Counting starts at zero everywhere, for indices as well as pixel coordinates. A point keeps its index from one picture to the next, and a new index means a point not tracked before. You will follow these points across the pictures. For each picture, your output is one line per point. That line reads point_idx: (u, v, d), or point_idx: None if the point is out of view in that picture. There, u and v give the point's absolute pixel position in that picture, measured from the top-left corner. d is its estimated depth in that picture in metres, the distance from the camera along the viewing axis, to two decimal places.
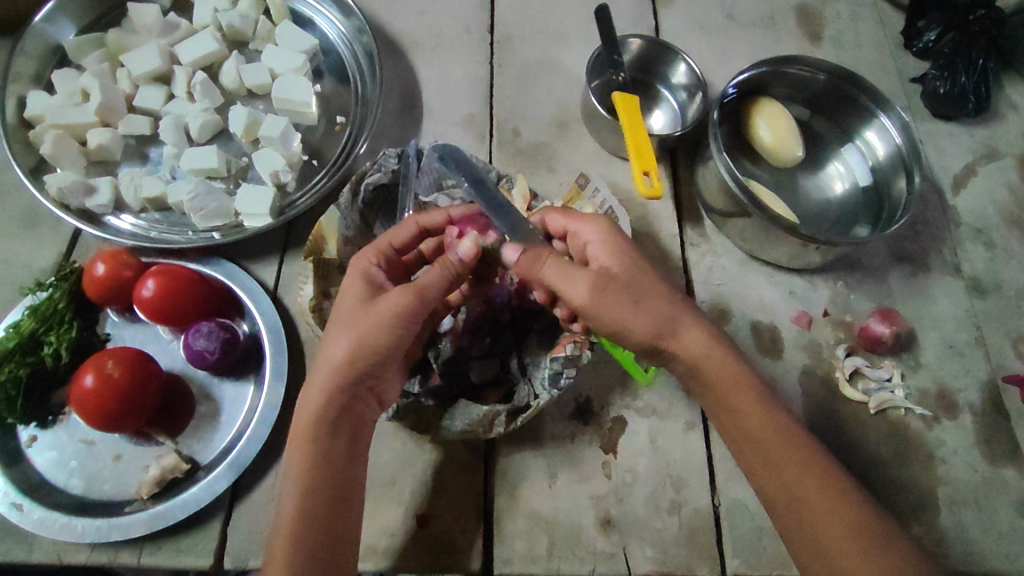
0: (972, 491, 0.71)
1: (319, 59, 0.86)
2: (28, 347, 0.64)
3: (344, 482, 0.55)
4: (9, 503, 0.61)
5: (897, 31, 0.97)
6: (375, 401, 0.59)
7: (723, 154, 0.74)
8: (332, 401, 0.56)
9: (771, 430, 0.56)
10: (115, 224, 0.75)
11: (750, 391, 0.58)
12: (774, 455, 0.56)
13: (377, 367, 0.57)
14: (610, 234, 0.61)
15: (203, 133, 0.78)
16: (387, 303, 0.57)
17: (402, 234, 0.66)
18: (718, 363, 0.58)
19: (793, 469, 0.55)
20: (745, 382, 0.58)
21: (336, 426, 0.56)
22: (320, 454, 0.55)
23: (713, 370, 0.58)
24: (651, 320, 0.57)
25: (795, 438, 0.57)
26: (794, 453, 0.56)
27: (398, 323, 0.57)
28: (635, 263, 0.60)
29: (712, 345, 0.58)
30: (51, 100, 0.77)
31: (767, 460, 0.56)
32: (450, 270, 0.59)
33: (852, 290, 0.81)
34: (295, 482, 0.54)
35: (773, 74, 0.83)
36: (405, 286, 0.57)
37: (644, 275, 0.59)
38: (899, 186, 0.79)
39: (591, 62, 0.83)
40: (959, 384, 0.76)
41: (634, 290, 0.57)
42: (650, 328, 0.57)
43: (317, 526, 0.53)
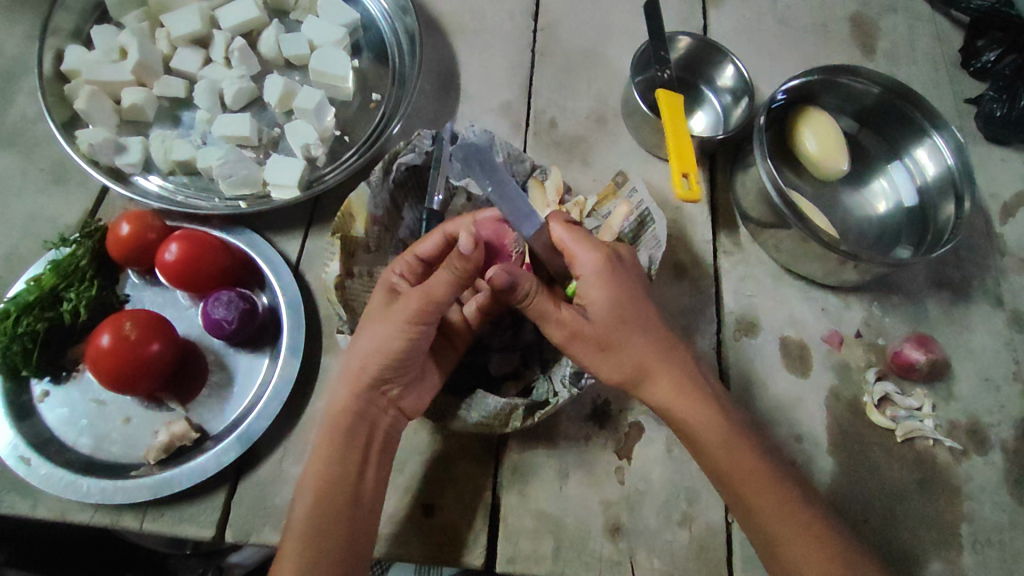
0: (999, 532, 0.68)
1: (359, 35, 0.84)
2: (47, 302, 0.63)
3: (356, 488, 0.56)
4: (18, 456, 0.61)
5: (956, 49, 0.93)
6: (395, 409, 0.59)
7: (767, 161, 0.71)
8: (345, 410, 0.57)
9: (722, 449, 0.57)
10: (143, 185, 0.74)
11: (705, 412, 0.57)
12: (723, 473, 0.57)
13: (390, 375, 0.58)
14: (596, 272, 0.57)
15: (238, 100, 0.77)
16: (397, 310, 0.57)
17: (428, 245, 0.62)
18: (686, 406, 0.57)
19: (781, 514, 0.56)
20: (694, 401, 0.58)
21: (350, 435, 0.57)
22: (335, 461, 0.56)
23: (680, 412, 0.58)
24: (617, 368, 0.57)
25: (744, 448, 0.57)
26: (745, 472, 0.57)
27: (408, 332, 0.56)
28: (612, 305, 0.57)
29: (683, 389, 0.58)
30: (88, 56, 0.76)
31: (717, 477, 0.58)
32: (456, 271, 0.56)
33: (887, 312, 0.78)
34: (307, 490, 0.55)
35: (824, 83, 0.80)
36: (415, 292, 0.57)
37: (618, 318, 0.57)
38: (947, 209, 0.75)
39: (636, 57, 0.81)
40: (993, 419, 0.73)
41: (601, 335, 0.57)
42: (616, 376, 0.57)
43: (327, 533, 0.53)
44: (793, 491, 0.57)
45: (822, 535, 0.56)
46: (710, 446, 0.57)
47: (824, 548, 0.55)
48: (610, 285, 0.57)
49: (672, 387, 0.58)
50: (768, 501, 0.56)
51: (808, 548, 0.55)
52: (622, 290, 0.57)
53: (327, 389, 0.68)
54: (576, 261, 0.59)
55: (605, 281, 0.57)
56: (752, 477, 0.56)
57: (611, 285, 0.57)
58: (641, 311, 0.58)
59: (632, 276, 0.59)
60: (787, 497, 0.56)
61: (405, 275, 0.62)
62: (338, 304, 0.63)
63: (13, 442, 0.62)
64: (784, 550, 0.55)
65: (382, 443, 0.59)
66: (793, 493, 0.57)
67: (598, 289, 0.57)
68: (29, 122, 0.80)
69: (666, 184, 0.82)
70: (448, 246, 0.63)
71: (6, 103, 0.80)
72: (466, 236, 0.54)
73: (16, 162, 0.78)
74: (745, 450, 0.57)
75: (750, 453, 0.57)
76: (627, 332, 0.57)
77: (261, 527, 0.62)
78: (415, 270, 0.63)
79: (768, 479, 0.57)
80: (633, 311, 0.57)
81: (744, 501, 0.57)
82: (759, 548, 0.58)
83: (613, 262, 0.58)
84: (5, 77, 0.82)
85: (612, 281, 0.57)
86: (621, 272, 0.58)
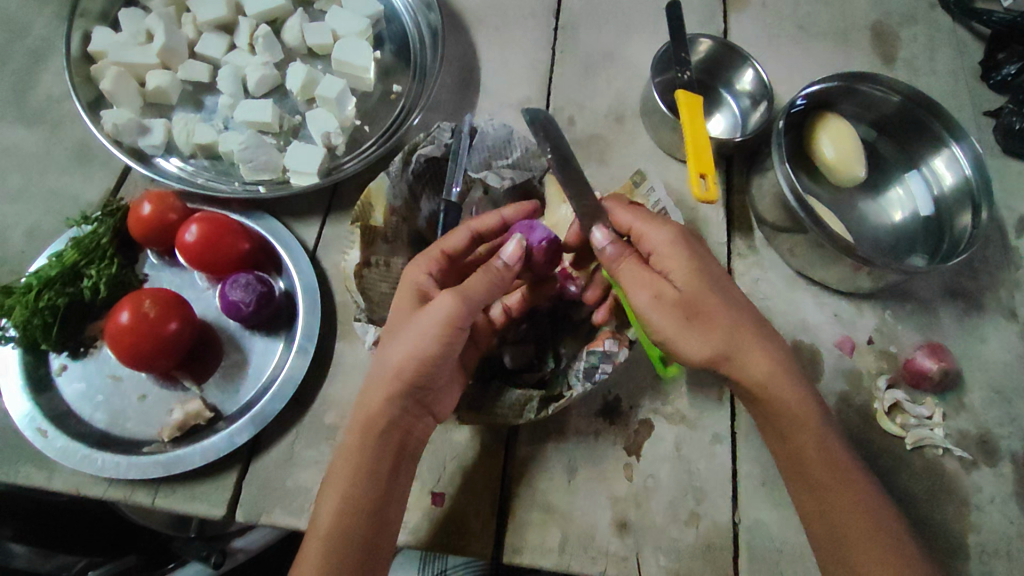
0: (1006, 543, 0.68)
1: (382, 27, 0.85)
2: (69, 278, 0.64)
3: (385, 495, 0.56)
4: (35, 429, 0.62)
5: (976, 61, 0.93)
6: (427, 413, 0.59)
7: (785, 164, 0.71)
8: (377, 417, 0.56)
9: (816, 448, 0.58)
10: (164, 167, 0.75)
11: (789, 389, 0.57)
12: (808, 463, 0.58)
13: (422, 380, 0.56)
14: (666, 245, 0.58)
15: (261, 86, 0.78)
16: (432, 314, 0.55)
17: (457, 241, 0.63)
18: (778, 390, 0.57)
19: (849, 496, 0.57)
20: (786, 383, 0.57)
21: (381, 442, 0.56)
22: (364, 470, 0.55)
23: (769, 394, 0.57)
24: (711, 338, 0.55)
25: (814, 412, 0.58)
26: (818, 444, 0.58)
27: (443, 334, 0.55)
28: (701, 277, 0.57)
29: (776, 370, 0.57)
30: (116, 38, 0.77)
31: (788, 451, 0.59)
32: (494, 276, 0.58)
33: (899, 320, 0.78)
34: (332, 495, 0.54)
35: (844, 89, 0.80)
36: (450, 292, 0.56)
37: (713, 289, 0.57)
38: (963, 219, 0.75)
39: (656, 57, 0.81)
40: (1003, 431, 0.73)
41: (691, 302, 0.56)
42: (713, 343, 0.55)
43: (356, 540, 0.54)
44: (854, 470, 0.58)
45: (876, 515, 0.57)
46: (799, 439, 0.58)
47: (882, 532, 0.56)
48: (683, 253, 0.58)
49: (762, 354, 0.57)
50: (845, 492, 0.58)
51: (864, 530, 0.56)
52: (699, 260, 0.58)
53: (339, 376, 0.68)
54: (645, 237, 0.60)
55: (686, 252, 0.58)
56: (822, 462, 0.58)
57: (693, 254, 0.58)
58: (726, 282, 0.58)
59: (704, 252, 0.60)
60: (849, 484, 0.58)
61: (433, 274, 0.61)
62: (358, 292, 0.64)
63: (30, 414, 0.63)
64: (853, 551, 0.55)
65: (411, 449, 0.59)
66: (859, 484, 0.58)
67: (680, 262, 0.57)
68: (55, 102, 0.81)
69: (683, 184, 0.82)
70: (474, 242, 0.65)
71: (32, 83, 0.82)
72: (512, 242, 0.58)
73: (40, 140, 0.79)
74: (817, 416, 0.58)
75: (818, 419, 0.58)
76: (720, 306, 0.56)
77: (271, 509, 0.63)
78: (443, 267, 0.62)
79: (840, 472, 0.58)
80: (718, 283, 0.57)
81: (809, 477, 0.58)
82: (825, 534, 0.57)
83: (684, 236, 0.59)
84: (32, 57, 0.83)
85: (687, 250, 0.58)
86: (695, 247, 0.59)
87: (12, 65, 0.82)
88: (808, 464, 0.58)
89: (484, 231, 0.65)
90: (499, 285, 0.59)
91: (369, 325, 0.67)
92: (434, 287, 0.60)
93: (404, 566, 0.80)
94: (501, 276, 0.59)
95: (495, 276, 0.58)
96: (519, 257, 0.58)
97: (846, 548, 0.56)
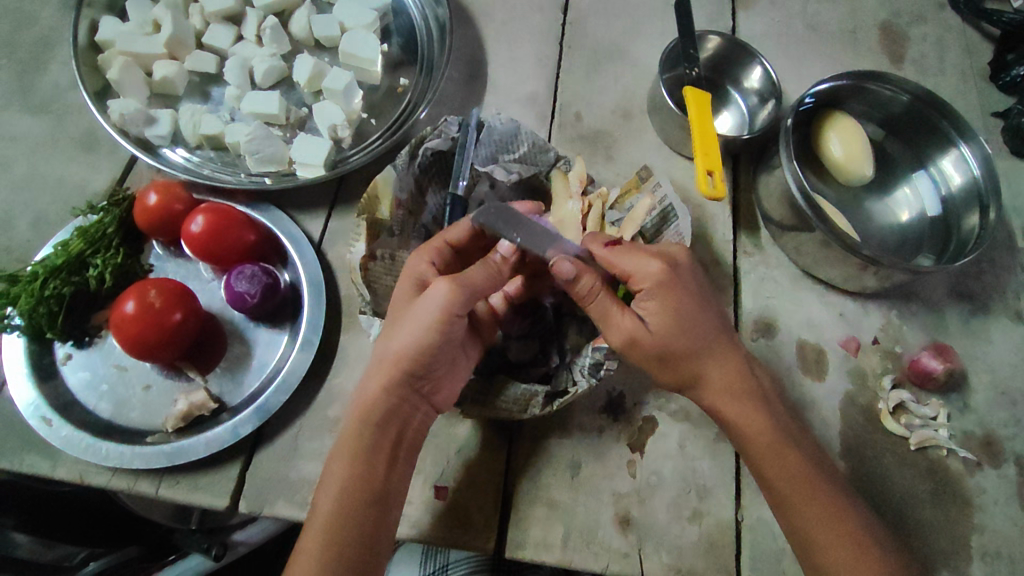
0: (1009, 544, 0.68)
1: (389, 19, 0.85)
2: (75, 267, 0.64)
3: (384, 484, 0.55)
4: (40, 417, 0.62)
5: (985, 62, 0.93)
6: (426, 404, 0.59)
7: (793, 162, 0.70)
8: (375, 404, 0.56)
9: (776, 461, 0.58)
10: (170, 157, 0.75)
11: (751, 408, 0.59)
12: (770, 477, 0.58)
13: (421, 369, 0.56)
14: (651, 282, 0.57)
15: (268, 78, 0.78)
16: (429, 300, 0.56)
17: (460, 233, 0.63)
18: (741, 414, 0.59)
19: (817, 508, 0.57)
20: (746, 399, 0.59)
21: (380, 429, 0.56)
22: (361, 457, 0.55)
23: (728, 414, 0.59)
24: (678, 372, 0.59)
25: (766, 424, 0.59)
26: (780, 459, 0.58)
27: (442, 320, 0.55)
28: (676, 316, 0.57)
29: (735, 392, 0.59)
30: (123, 27, 0.77)
31: (747, 463, 0.60)
32: (491, 270, 0.59)
33: (905, 320, 0.77)
34: (332, 483, 0.54)
35: (853, 88, 0.80)
36: (447, 279, 0.56)
37: (685, 327, 0.58)
38: (971, 220, 0.75)
39: (665, 53, 0.81)
40: (1008, 433, 0.73)
41: (662, 344, 0.58)
42: (677, 375, 0.59)
43: (353, 531, 0.53)
44: (819, 478, 0.58)
45: (840, 517, 0.57)
46: (759, 452, 0.59)
47: (850, 536, 0.56)
48: (666, 294, 0.57)
49: (726, 379, 0.59)
50: (819, 504, 0.57)
51: (833, 535, 0.56)
52: (680, 299, 0.58)
53: (344, 369, 0.68)
54: (631, 272, 0.58)
55: (663, 290, 0.57)
56: (789, 475, 0.58)
57: (672, 293, 0.57)
58: (703, 316, 0.59)
59: (687, 285, 0.59)
60: (825, 495, 0.58)
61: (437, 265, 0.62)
62: (362, 284, 0.64)
63: (35, 402, 0.63)
64: (821, 554, 0.56)
65: (409, 440, 0.58)
66: (831, 497, 0.58)
67: (660, 301, 0.58)
68: (61, 91, 0.80)
69: (690, 181, 0.81)
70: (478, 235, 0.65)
71: (38, 72, 0.81)
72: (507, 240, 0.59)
73: (47, 129, 0.78)
74: (767, 426, 0.59)
75: (771, 429, 0.59)
76: (685, 341, 0.58)
77: (275, 500, 0.63)
78: (446, 256, 0.63)
79: (811, 482, 0.58)
80: (694, 319, 0.58)
81: (773, 489, 0.58)
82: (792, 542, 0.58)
83: (669, 273, 0.58)
84: (39, 46, 0.83)
85: (669, 290, 0.57)
86: (679, 280, 0.58)
87: (19, 53, 0.82)
88: (775, 475, 0.58)
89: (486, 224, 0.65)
90: (498, 274, 0.59)
91: (373, 320, 0.66)
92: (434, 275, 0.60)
93: (406, 561, 0.80)
94: (499, 271, 0.59)
95: (494, 270, 0.59)
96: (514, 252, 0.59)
97: (814, 553, 0.56)
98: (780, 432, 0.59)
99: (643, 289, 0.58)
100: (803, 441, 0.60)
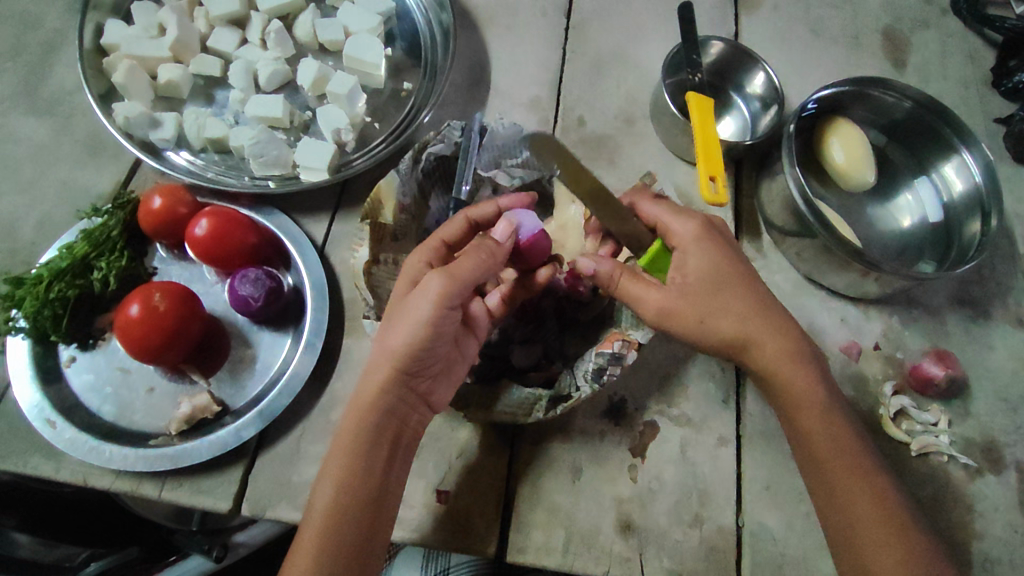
0: (1009, 551, 0.68)
1: (393, 24, 0.85)
2: (79, 269, 0.64)
3: (381, 482, 0.56)
4: (44, 419, 0.62)
5: (988, 68, 0.93)
6: (422, 403, 0.59)
7: (796, 168, 0.70)
8: (369, 403, 0.56)
9: (826, 426, 0.59)
10: (174, 160, 0.75)
11: (800, 371, 0.60)
12: (820, 453, 0.58)
13: (415, 366, 0.56)
14: (690, 238, 0.61)
15: (272, 82, 0.78)
16: (422, 296, 0.56)
17: (453, 230, 0.65)
18: (791, 377, 0.60)
19: (861, 481, 0.57)
20: (797, 364, 0.60)
21: (376, 430, 0.56)
22: (357, 457, 0.55)
23: (780, 375, 0.60)
24: (727, 330, 0.59)
25: (817, 387, 0.60)
26: (828, 431, 0.59)
27: (435, 315, 0.55)
28: (721, 271, 0.60)
29: (785, 352, 0.60)
30: (128, 31, 0.77)
31: (799, 433, 0.60)
32: (484, 255, 0.59)
33: (906, 326, 0.77)
34: (327, 481, 0.54)
35: (855, 94, 0.80)
36: (438, 274, 0.56)
37: (733, 281, 0.60)
38: (972, 226, 0.75)
39: (668, 58, 0.81)
40: (1008, 439, 0.73)
41: (707, 299, 0.59)
42: (728, 333, 0.59)
43: (351, 523, 0.54)
44: (861, 452, 0.58)
45: (876, 495, 0.57)
46: (812, 417, 0.59)
47: (892, 523, 0.56)
48: (707, 249, 0.60)
49: (778, 339, 0.60)
50: (864, 489, 0.57)
51: (875, 515, 0.56)
52: (721, 256, 0.60)
53: (346, 372, 0.68)
54: (673, 229, 0.62)
55: (701, 244, 0.60)
56: (838, 448, 0.58)
57: (710, 245, 0.60)
58: (746, 275, 0.61)
59: (726, 244, 0.62)
60: (866, 483, 0.57)
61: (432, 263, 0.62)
62: (366, 289, 0.64)
63: (39, 404, 0.63)
64: (862, 534, 0.55)
65: (406, 439, 0.59)
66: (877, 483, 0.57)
67: (700, 257, 0.60)
68: (67, 94, 0.81)
69: (692, 187, 0.82)
70: (470, 229, 0.67)
71: (44, 74, 0.82)
72: (502, 225, 0.63)
73: (52, 132, 0.79)
74: (817, 390, 0.60)
75: (821, 394, 0.60)
76: (731, 296, 0.59)
77: (277, 503, 0.63)
78: (442, 255, 0.64)
79: (858, 463, 0.58)
80: (736, 276, 0.60)
81: (822, 465, 0.58)
82: (836, 539, 0.57)
83: (709, 230, 0.61)
84: (44, 48, 0.83)
85: (709, 244, 0.60)
86: (718, 241, 0.61)
87: (24, 55, 0.83)
88: (823, 446, 0.58)
89: (479, 218, 0.67)
90: (490, 264, 0.59)
91: (379, 324, 0.66)
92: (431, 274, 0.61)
93: (407, 564, 0.80)
94: (492, 256, 0.60)
95: (483, 257, 0.59)
96: (509, 236, 0.63)
97: (855, 534, 0.56)
98: (828, 399, 0.60)
99: (681, 245, 0.61)
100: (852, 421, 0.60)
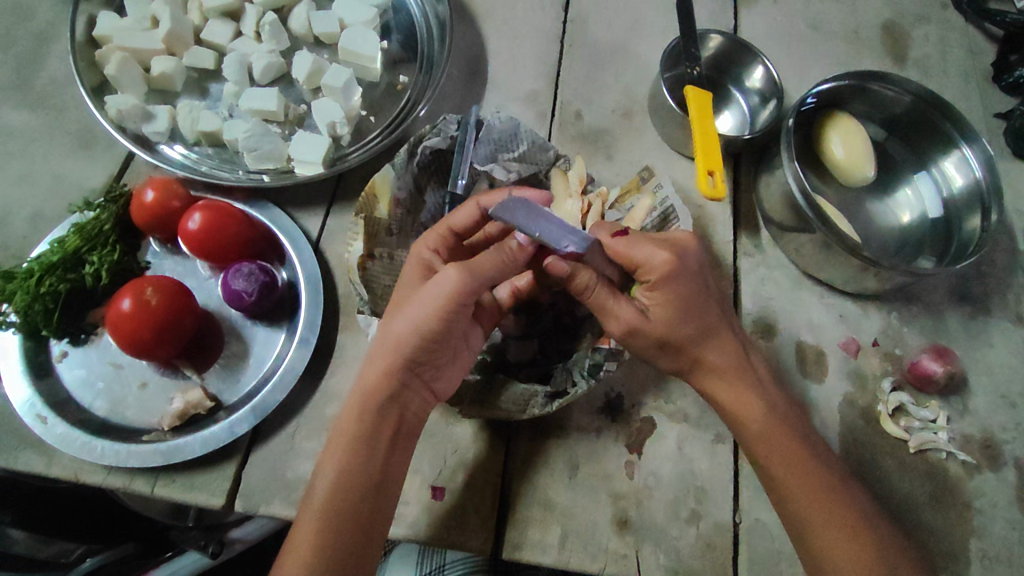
0: (1008, 548, 0.67)
1: (389, 17, 0.84)
2: (70, 264, 0.64)
3: (382, 470, 0.55)
4: (35, 415, 0.62)
5: (988, 62, 0.92)
6: (426, 390, 0.58)
7: (795, 163, 0.70)
8: (376, 390, 0.56)
9: (768, 434, 0.59)
10: (168, 154, 0.74)
11: (743, 391, 0.59)
12: (766, 459, 0.59)
13: (423, 355, 0.56)
14: (660, 275, 0.56)
15: (267, 75, 0.77)
16: (436, 287, 0.55)
17: (465, 217, 0.62)
18: (737, 396, 0.59)
19: (811, 491, 0.57)
20: (742, 380, 0.59)
21: (379, 419, 0.56)
22: (360, 449, 0.54)
23: (726, 397, 0.60)
24: (681, 355, 0.59)
25: (762, 405, 0.59)
26: (773, 442, 0.58)
27: (446, 308, 0.55)
28: (679, 308, 0.57)
29: (736, 375, 0.59)
30: (121, 23, 0.76)
31: (740, 435, 0.60)
32: (506, 258, 0.58)
33: (905, 323, 0.77)
34: (329, 470, 0.54)
35: (855, 89, 0.79)
36: (456, 267, 0.56)
37: (694, 310, 0.58)
38: (972, 222, 0.75)
39: (666, 52, 0.80)
40: (1007, 436, 0.72)
41: (664, 335, 0.58)
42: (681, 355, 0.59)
43: (349, 514, 0.53)
44: (811, 458, 0.58)
45: (822, 492, 0.57)
46: (754, 429, 0.59)
47: (852, 534, 0.56)
48: (671, 285, 0.57)
49: (726, 364, 0.59)
50: (819, 503, 0.57)
51: (823, 516, 0.56)
52: (685, 290, 0.57)
53: (340, 367, 0.68)
54: (639, 262, 0.57)
55: (667, 282, 0.56)
56: (784, 455, 0.58)
57: (672, 283, 0.57)
58: (708, 299, 0.58)
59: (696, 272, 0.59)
60: (826, 488, 0.57)
61: (439, 253, 0.62)
62: (360, 283, 0.64)
63: (30, 400, 0.62)
64: (812, 535, 0.56)
65: (409, 428, 0.58)
66: (833, 486, 0.57)
67: (667, 293, 0.57)
68: (59, 86, 0.80)
69: (689, 181, 0.81)
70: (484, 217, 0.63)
71: (36, 65, 0.81)
72: None
73: (44, 124, 0.78)
74: (762, 409, 0.59)
75: (765, 413, 0.59)
76: (682, 329, 0.58)
77: (271, 499, 0.63)
78: (449, 242, 0.63)
79: (806, 467, 0.58)
80: (697, 309, 0.58)
81: (763, 467, 0.59)
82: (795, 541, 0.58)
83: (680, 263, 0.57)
84: (37, 40, 0.82)
85: (679, 279, 0.57)
86: (686, 271, 0.57)
87: (17, 47, 0.82)
88: (769, 456, 0.58)
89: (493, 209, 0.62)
90: (506, 265, 0.58)
91: (372, 319, 0.65)
92: (440, 263, 0.61)
93: (404, 561, 0.80)
94: (513, 257, 0.58)
95: (504, 257, 0.58)
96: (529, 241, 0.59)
97: (806, 533, 0.57)
98: (771, 407, 0.60)
99: (651, 282, 0.57)
100: (805, 427, 0.61)
